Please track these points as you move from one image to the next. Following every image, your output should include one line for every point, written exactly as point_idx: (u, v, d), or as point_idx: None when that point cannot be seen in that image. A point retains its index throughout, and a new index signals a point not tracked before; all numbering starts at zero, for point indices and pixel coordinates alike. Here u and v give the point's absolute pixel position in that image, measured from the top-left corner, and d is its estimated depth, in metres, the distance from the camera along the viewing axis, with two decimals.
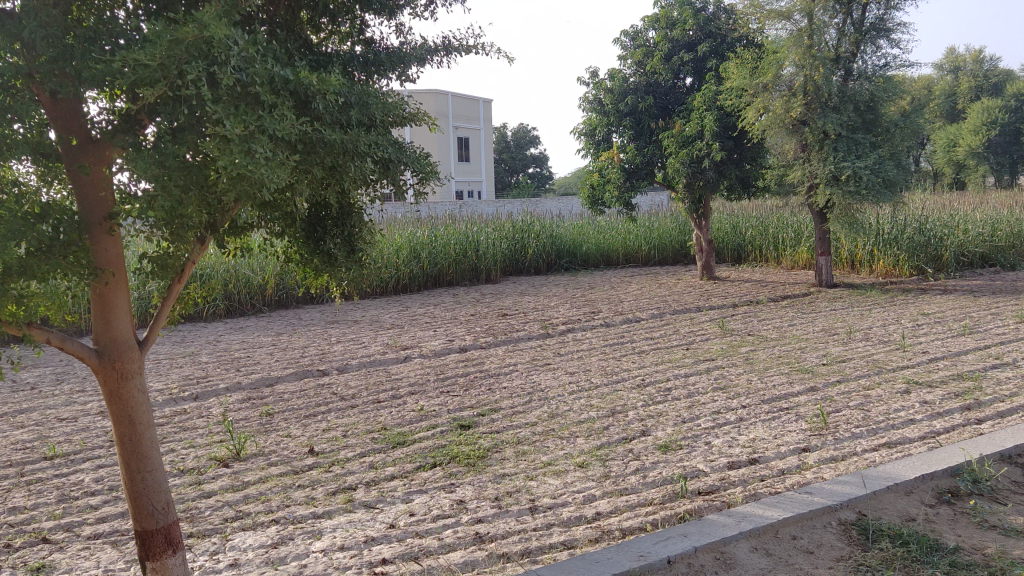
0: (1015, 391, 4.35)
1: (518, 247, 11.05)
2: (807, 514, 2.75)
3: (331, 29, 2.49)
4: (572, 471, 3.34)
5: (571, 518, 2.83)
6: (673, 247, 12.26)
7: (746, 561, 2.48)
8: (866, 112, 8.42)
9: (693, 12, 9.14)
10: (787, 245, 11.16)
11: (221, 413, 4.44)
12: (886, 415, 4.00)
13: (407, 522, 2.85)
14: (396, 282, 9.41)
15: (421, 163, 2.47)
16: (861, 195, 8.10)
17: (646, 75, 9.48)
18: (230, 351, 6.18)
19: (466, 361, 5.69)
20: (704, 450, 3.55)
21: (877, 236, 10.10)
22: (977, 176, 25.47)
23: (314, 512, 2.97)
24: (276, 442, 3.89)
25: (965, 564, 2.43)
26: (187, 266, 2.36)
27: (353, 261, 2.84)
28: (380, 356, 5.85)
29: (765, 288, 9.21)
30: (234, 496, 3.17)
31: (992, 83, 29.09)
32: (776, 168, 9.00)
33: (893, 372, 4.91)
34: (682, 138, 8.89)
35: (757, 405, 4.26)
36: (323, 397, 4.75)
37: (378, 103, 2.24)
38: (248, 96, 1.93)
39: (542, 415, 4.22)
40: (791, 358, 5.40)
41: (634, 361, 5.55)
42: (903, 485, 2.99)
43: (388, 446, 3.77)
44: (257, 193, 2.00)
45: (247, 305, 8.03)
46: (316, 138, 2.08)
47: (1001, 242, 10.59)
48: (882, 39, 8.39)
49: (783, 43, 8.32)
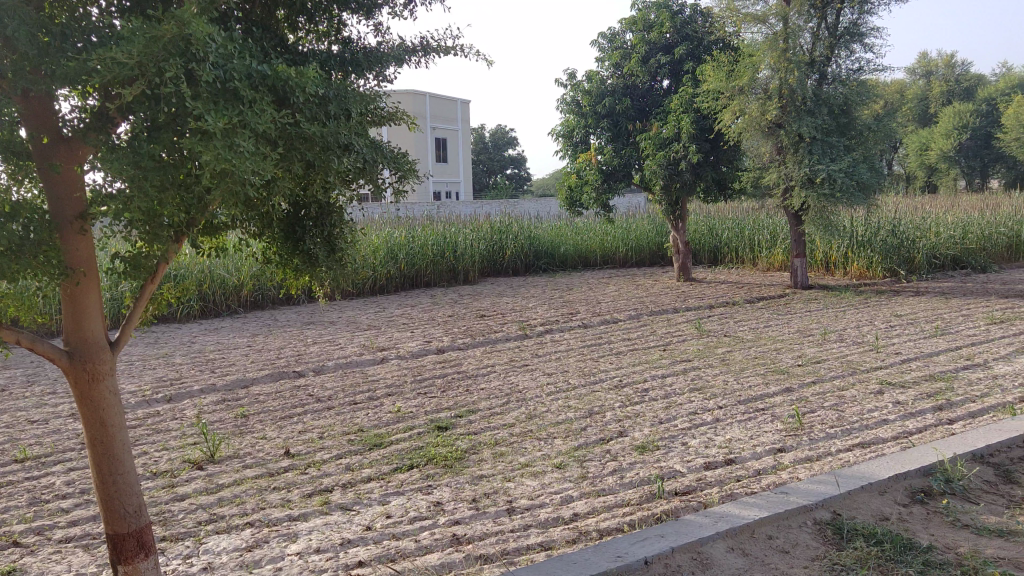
0: (985, 391, 4.42)
1: (496, 248, 11.06)
2: (783, 514, 2.76)
3: (308, 28, 2.48)
4: (550, 472, 3.35)
5: (549, 519, 2.83)
6: (650, 248, 12.32)
7: (723, 561, 2.49)
8: (840, 115, 8.47)
9: (670, 15, 9.20)
10: (763, 246, 11.26)
11: (196, 414, 4.40)
12: (860, 415, 4.04)
13: (384, 524, 2.84)
14: (373, 282, 9.36)
15: (400, 160, 2.47)
16: (835, 197, 8.17)
17: (624, 77, 9.50)
18: (206, 352, 6.12)
19: (444, 361, 5.69)
20: (681, 450, 3.57)
21: (852, 238, 10.21)
22: (948, 180, 25.83)
23: (289, 515, 2.95)
24: (252, 444, 3.86)
25: (939, 563, 2.45)
26: (161, 266, 2.32)
27: (334, 261, 2.83)
28: (357, 357, 5.83)
29: (743, 289, 9.28)
30: (208, 499, 3.14)
31: (962, 88, 29.54)
32: (752, 170, 9.05)
33: (867, 373, 4.97)
34: (659, 140, 8.92)
35: (733, 405, 4.29)
36: (299, 399, 4.72)
37: (356, 99, 2.24)
38: (227, 92, 1.93)
39: (520, 416, 4.22)
40: (767, 359, 5.44)
41: (612, 362, 5.57)
42: (877, 485, 3.02)
43: (365, 447, 3.75)
44: (239, 189, 2.00)
45: (222, 306, 7.96)
46: (295, 133, 2.09)
47: (972, 244, 10.74)
48: (856, 43, 8.46)
49: (759, 46, 8.44)
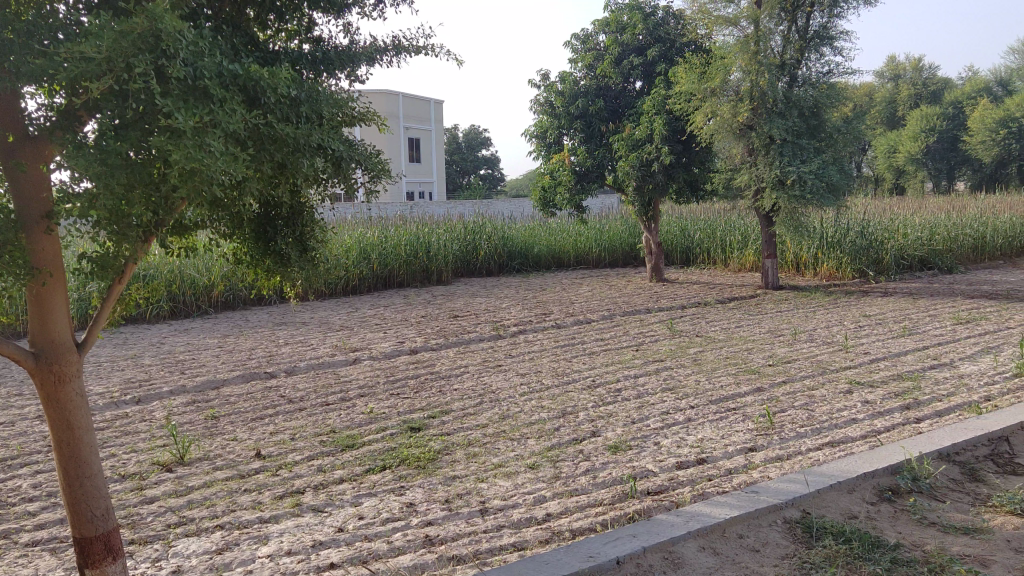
0: (951, 391, 4.48)
1: (469, 248, 11.04)
2: (753, 513, 2.78)
3: (278, 27, 2.47)
4: (523, 472, 3.35)
5: (521, 520, 2.83)
6: (623, 249, 12.36)
7: (694, 561, 2.50)
8: (810, 118, 8.56)
9: (643, 16, 9.25)
10: (734, 247, 11.35)
11: (165, 416, 4.35)
12: (829, 414, 4.08)
13: (356, 525, 2.82)
14: (346, 282, 9.30)
15: (373, 161, 2.47)
16: (806, 199, 8.25)
17: (597, 79, 9.53)
18: (175, 353, 6.05)
19: (417, 362, 5.67)
20: (653, 450, 3.58)
21: (822, 239, 10.31)
22: (916, 182, 26.20)
23: (260, 517, 2.93)
24: (222, 446, 3.82)
25: (906, 561, 2.49)
26: (129, 267, 2.30)
27: (305, 261, 2.82)
28: (329, 358, 5.79)
29: (714, 290, 9.35)
30: (178, 502, 3.10)
31: (930, 91, 29.97)
32: (724, 171, 9.11)
33: (836, 372, 5.02)
34: (631, 142, 8.96)
35: (704, 405, 4.32)
36: (270, 400, 4.68)
37: (329, 100, 2.23)
38: (198, 90, 1.92)
39: (493, 417, 4.22)
40: (738, 359, 5.49)
41: (585, 362, 5.58)
42: (846, 484, 3.05)
43: (337, 449, 3.73)
44: (208, 190, 1.98)
45: (192, 307, 7.87)
46: (266, 133, 2.08)
47: (938, 245, 10.90)
48: (825, 47, 8.55)
49: (730, 49, 8.52)
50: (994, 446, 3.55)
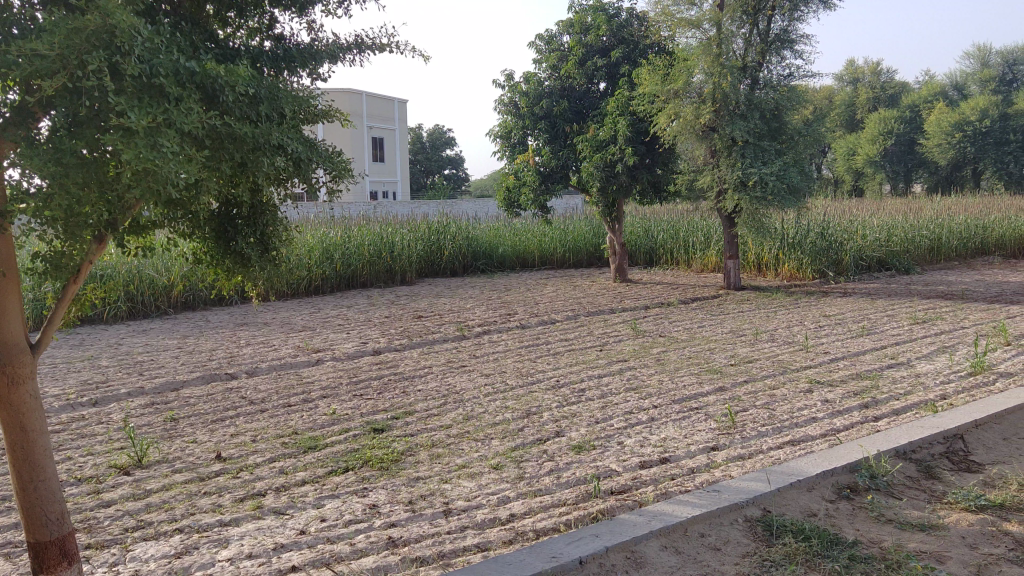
0: (908, 389, 4.56)
1: (433, 248, 11.00)
2: (714, 511, 2.80)
3: (238, 24, 2.46)
4: (487, 473, 3.34)
5: (485, 521, 2.82)
6: (588, 249, 12.40)
7: (656, 560, 2.51)
8: (771, 120, 8.66)
9: (606, 18, 9.28)
10: (697, 248, 11.45)
11: (123, 419, 4.27)
12: (789, 414, 4.12)
13: (319, 528, 2.79)
14: (308, 283, 9.20)
15: (335, 161, 2.45)
16: (767, 200, 8.34)
17: (561, 79, 9.55)
18: (133, 355, 5.95)
19: (381, 363, 5.64)
20: (617, 450, 3.59)
21: (782, 240, 10.44)
22: (874, 184, 26.64)
23: (220, 520, 2.88)
24: (181, 448, 3.76)
25: (864, 557, 2.52)
26: (84, 266, 2.24)
27: (266, 261, 2.79)
28: (291, 359, 5.73)
29: (677, 290, 9.42)
30: (136, 505, 3.05)
31: (887, 94, 30.52)
32: (687, 173, 9.18)
33: (797, 372, 5.08)
34: (596, 143, 8.98)
35: (667, 405, 4.34)
36: (231, 402, 4.61)
37: (288, 99, 2.21)
38: (152, 88, 1.90)
39: (457, 417, 4.21)
40: (701, 359, 5.53)
41: (549, 362, 5.59)
42: (806, 482, 3.09)
43: (299, 450, 3.69)
44: (162, 190, 1.96)
45: (151, 307, 7.75)
46: (224, 133, 2.06)
47: (896, 247, 11.09)
48: (786, 50, 8.66)
49: (693, 51, 8.60)
50: (949, 444, 3.62)
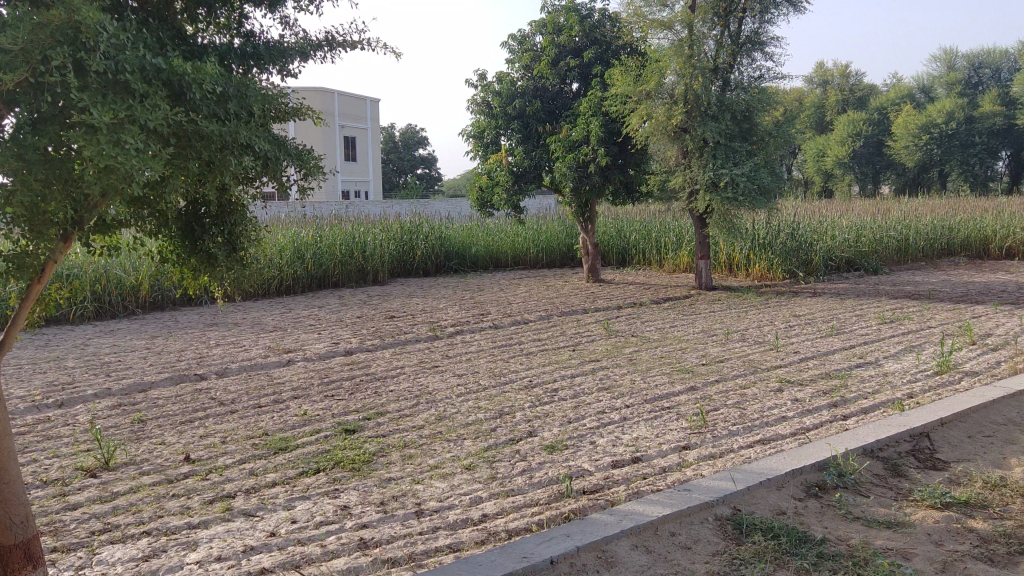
0: (876, 388, 4.62)
1: (406, 248, 10.96)
2: (685, 510, 2.82)
3: (208, 20, 2.44)
4: (460, 473, 3.33)
5: (457, 521, 2.81)
6: (560, 249, 12.42)
7: (627, 559, 2.52)
8: (742, 121, 8.72)
9: (579, 18, 9.29)
10: (669, 248, 11.51)
11: (89, 420, 4.20)
12: (760, 412, 4.15)
13: (289, 529, 2.77)
14: (279, 283, 9.12)
15: (304, 159, 2.44)
16: (738, 201, 8.40)
17: (534, 79, 9.56)
18: (100, 355, 5.87)
19: (353, 363, 5.60)
20: (589, 450, 3.59)
21: (753, 241, 10.52)
22: (843, 186, 26.97)
23: (189, 522, 2.85)
24: (149, 450, 3.71)
25: (832, 555, 2.54)
26: (49, 265, 2.20)
27: (234, 260, 2.76)
28: (262, 360, 5.67)
29: (649, 290, 9.47)
30: (102, 508, 3.00)
31: (856, 97, 30.90)
32: (659, 174, 9.23)
33: (767, 371, 5.11)
34: (569, 143, 8.99)
35: (639, 405, 4.35)
36: (201, 403, 4.56)
37: (258, 96, 2.20)
38: (118, 84, 1.89)
39: (430, 417, 4.20)
40: (672, 359, 5.56)
41: (522, 362, 5.60)
42: (776, 481, 3.12)
43: (269, 452, 3.66)
44: (127, 187, 1.93)
45: (119, 307, 7.65)
46: (191, 130, 2.04)
47: (864, 247, 11.22)
48: (757, 52, 8.75)
49: (665, 52, 8.63)
50: (916, 442, 3.66)
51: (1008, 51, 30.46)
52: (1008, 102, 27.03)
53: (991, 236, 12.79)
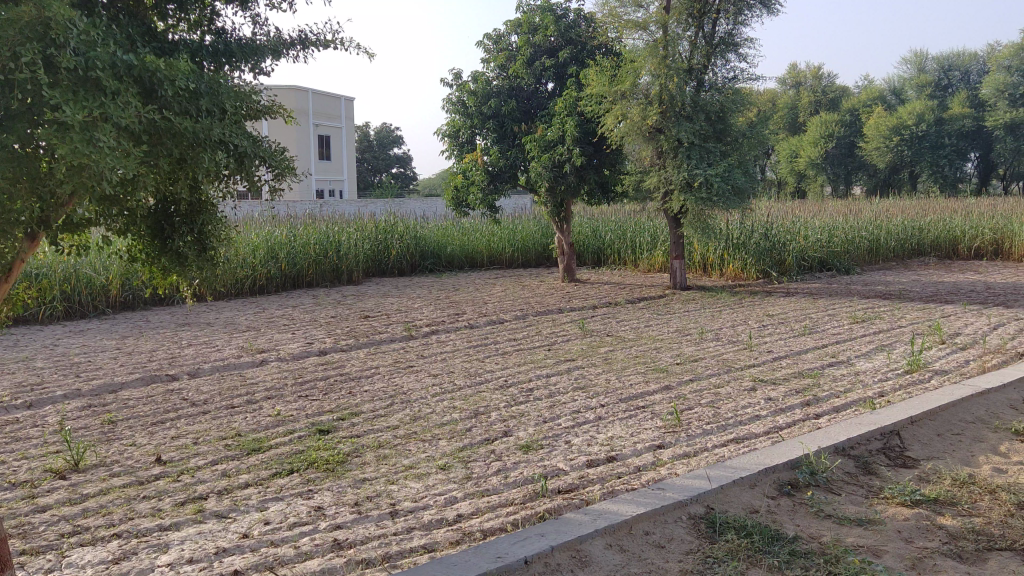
0: (848, 387, 4.66)
1: (380, 248, 10.92)
2: (659, 509, 2.83)
3: (179, 17, 2.41)
4: (434, 474, 3.31)
5: (432, 522, 2.80)
6: (536, 249, 12.42)
7: (601, 558, 2.52)
8: (716, 121, 8.77)
9: (554, 18, 9.29)
10: (644, 248, 11.55)
11: (58, 422, 4.14)
12: (734, 411, 4.17)
13: (262, 531, 2.74)
14: (252, 282, 9.04)
15: (278, 158, 2.42)
16: (712, 201, 8.44)
17: (509, 79, 9.56)
18: (70, 356, 5.79)
19: (327, 363, 5.57)
20: (564, 449, 3.60)
21: (727, 241, 10.59)
22: (816, 187, 27.22)
23: (160, 524, 2.81)
24: (120, 451, 3.66)
25: (804, 553, 2.56)
26: (16, 264, 2.17)
27: (205, 260, 2.73)
28: (235, 360, 5.62)
29: (624, 289, 9.51)
30: (71, 510, 2.96)
31: (829, 99, 31.21)
32: (634, 174, 9.27)
33: (741, 371, 5.14)
34: (544, 143, 8.99)
35: (614, 404, 4.35)
36: (172, 403, 4.52)
37: (230, 94, 2.18)
38: (88, 81, 1.87)
39: (404, 418, 4.18)
40: (647, 358, 5.57)
41: (498, 362, 5.59)
42: (748, 479, 3.13)
43: (242, 453, 3.62)
44: (98, 185, 1.91)
45: (89, 307, 7.55)
46: (163, 127, 2.02)
47: (837, 247, 11.32)
48: (731, 53, 8.82)
49: (640, 53, 8.65)
50: (887, 440, 3.70)
51: (977, 56, 30.83)
52: (977, 104, 27.44)
53: (960, 236, 12.97)
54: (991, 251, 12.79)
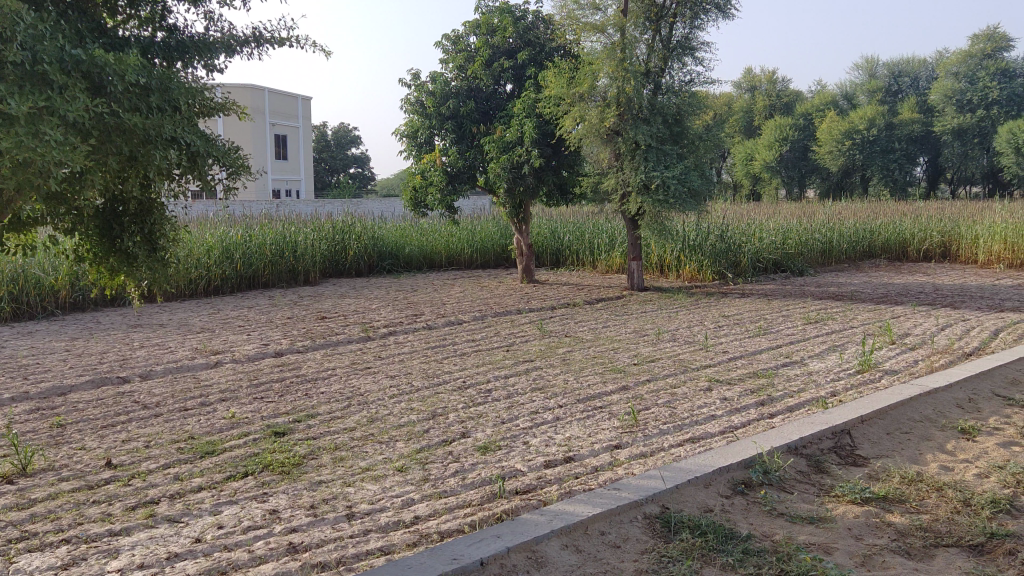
0: (801, 387, 4.73)
1: (338, 248, 10.83)
2: (615, 509, 2.84)
3: (129, 13, 2.40)
4: (391, 475, 3.29)
5: (388, 524, 2.78)
6: (494, 250, 12.41)
7: (557, 559, 2.52)
8: (672, 125, 8.86)
9: (513, 19, 9.31)
10: (601, 250, 11.61)
11: (5, 425, 4.04)
12: (690, 411, 4.21)
13: (215, 535, 2.70)
14: (207, 283, 8.91)
15: (231, 157, 2.39)
16: (669, 203, 8.51)
17: (467, 80, 9.52)
18: (18, 358, 5.65)
19: (283, 365, 5.51)
20: (522, 450, 3.60)
21: (683, 243, 10.68)
22: (771, 189, 27.64)
23: (110, 529, 2.76)
24: (69, 455, 3.57)
25: (756, 551, 2.59)
26: None
27: (155, 260, 2.70)
28: (188, 362, 5.53)
29: (581, 290, 9.54)
30: (19, 515, 2.89)
31: (783, 103, 31.69)
32: (592, 176, 9.31)
33: (697, 371, 5.19)
34: (503, 144, 8.99)
35: (572, 405, 4.37)
36: (124, 406, 4.43)
37: (181, 90, 2.16)
38: (35, 76, 1.85)
39: (361, 420, 4.14)
40: (605, 359, 5.61)
41: (456, 363, 5.57)
42: (702, 479, 3.16)
43: (195, 456, 3.57)
44: (44, 180, 1.88)
45: (37, 308, 7.38)
46: (113, 124, 2.00)
47: (791, 249, 11.48)
48: (687, 56, 8.91)
49: (598, 55, 8.69)
50: (837, 438, 3.76)
51: (926, 61, 31.84)
52: (927, 110, 28.06)
53: (909, 239, 13.25)
54: (940, 254, 13.11)
